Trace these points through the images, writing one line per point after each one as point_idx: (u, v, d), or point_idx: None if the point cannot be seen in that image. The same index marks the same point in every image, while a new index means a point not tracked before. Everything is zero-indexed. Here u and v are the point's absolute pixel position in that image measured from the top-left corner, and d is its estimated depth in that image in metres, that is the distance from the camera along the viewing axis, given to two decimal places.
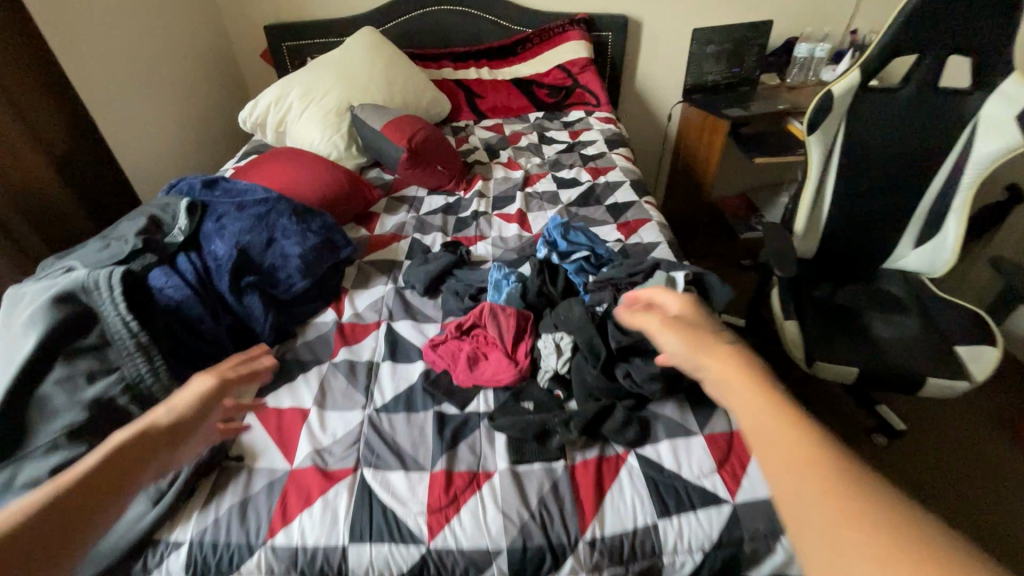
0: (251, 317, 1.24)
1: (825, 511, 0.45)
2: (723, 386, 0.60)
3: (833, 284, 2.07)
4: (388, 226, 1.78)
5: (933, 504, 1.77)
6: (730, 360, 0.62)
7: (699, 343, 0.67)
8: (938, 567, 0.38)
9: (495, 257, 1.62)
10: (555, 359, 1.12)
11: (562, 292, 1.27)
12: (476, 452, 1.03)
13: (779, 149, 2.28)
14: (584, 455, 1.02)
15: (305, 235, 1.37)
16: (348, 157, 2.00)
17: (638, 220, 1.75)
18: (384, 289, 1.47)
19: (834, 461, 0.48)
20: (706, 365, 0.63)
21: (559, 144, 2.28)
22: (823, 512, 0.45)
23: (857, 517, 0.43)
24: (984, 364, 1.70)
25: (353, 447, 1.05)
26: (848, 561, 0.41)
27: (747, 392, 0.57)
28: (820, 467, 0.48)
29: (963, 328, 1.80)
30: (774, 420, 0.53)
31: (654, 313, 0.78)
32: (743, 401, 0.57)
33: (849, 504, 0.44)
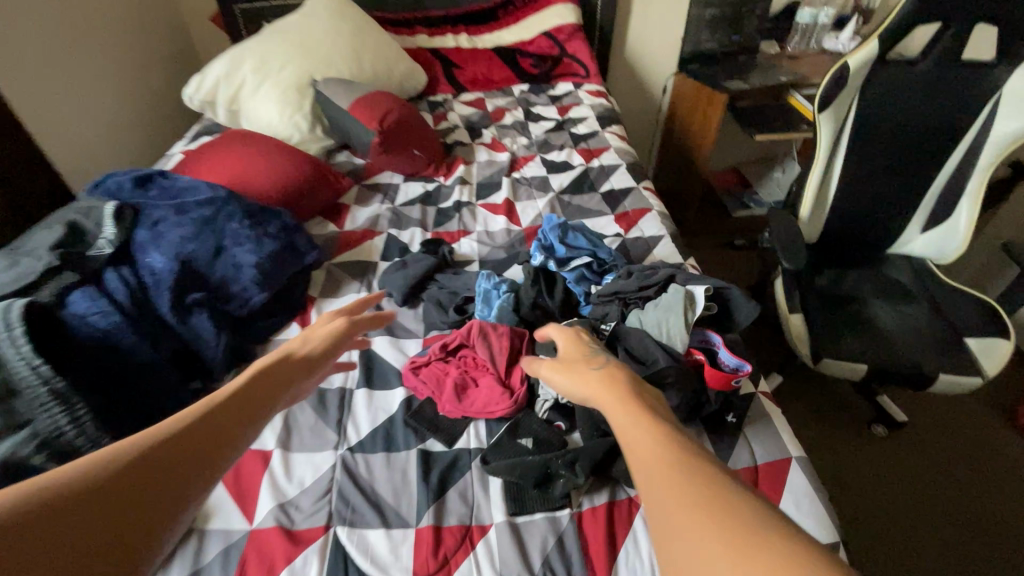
0: (199, 340, 1.07)
1: (666, 495, 0.46)
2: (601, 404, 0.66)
3: (836, 270, 1.85)
4: (360, 220, 1.58)
5: (943, 509, 1.65)
6: (607, 384, 0.68)
7: (580, 371, 0.73)
8: (747, 546, 0.40)
9: (481, 257, 1.45)
10: (556, 387, 1.00)
11: (560, 305, 1.11)
12: (468, 500, 0.90)
13: (782, 126, 2.13)
14: (592, 502, 0.89)
15: (259, 240, 1.17)
16: (312, 140, 1.79)
17: (637, 210, 1.60)
18: (356, 298, 1.30)
19: (683, 453, 0.50)
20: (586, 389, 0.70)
21: (547, 122, 2.09)
22: (665, 496, 0.46)
23: (701, 502, 0.44)
24: (997, 359, 1.50)
25: (325, 499, 0.90)
26: (680, 543, 0.42)
27: (639, 424, 0.56)
28: (671, 456, 0.50)
29: (974, 318, 1.58)
30: (636, 424, 0.57)
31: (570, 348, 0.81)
32: (615, 411, 0.62)
33: (690, 488, 0.45)
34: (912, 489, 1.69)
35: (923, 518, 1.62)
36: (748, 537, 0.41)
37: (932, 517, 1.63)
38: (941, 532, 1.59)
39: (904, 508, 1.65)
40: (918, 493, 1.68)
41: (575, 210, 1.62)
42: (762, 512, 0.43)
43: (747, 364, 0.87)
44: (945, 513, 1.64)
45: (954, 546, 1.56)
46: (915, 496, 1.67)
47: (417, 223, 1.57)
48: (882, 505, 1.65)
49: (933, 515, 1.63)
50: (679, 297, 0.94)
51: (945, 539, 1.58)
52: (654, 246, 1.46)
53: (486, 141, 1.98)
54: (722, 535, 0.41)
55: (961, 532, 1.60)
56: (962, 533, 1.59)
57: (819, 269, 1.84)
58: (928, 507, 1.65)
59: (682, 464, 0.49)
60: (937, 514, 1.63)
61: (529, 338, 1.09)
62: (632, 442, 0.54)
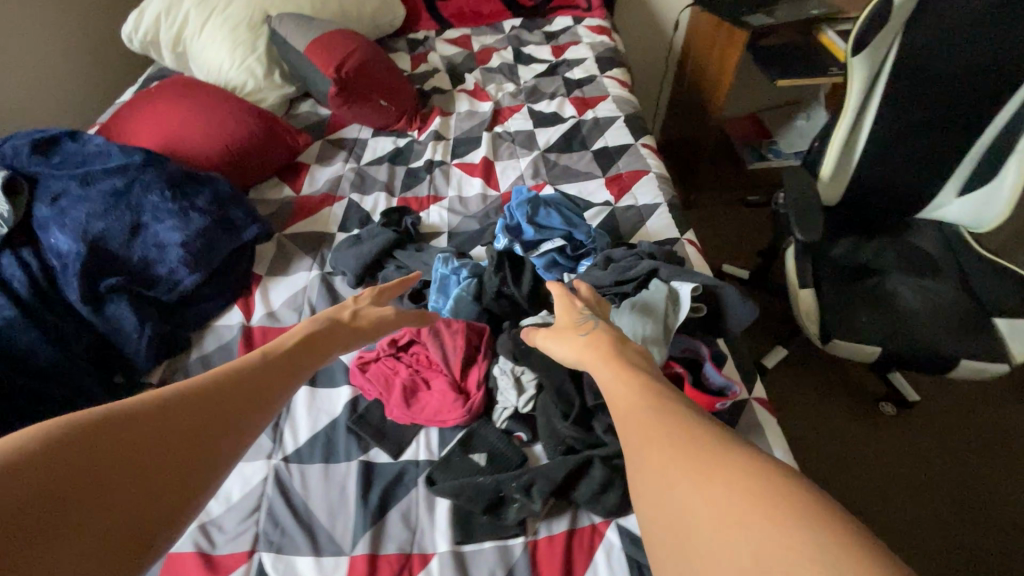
0: (120, 331, 0.95)
1: (682, 477, 0.45)
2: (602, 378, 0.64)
3: (861, 238, 1.55)
4: (319, 182, 1.41)
5: (951, 506, 1.41)
6: (603, 360, 0.66)
7: (577, 346, 0.71)
8: (780, 520, 0.39)
9: (452, 228, 1.30)
10: (515, 395, 0.86)
11: (527, 295, 0.97)
12: (411, 524, 0.80)
13: (808, 69, 1.86)
14: (550, 529, 0.78)
15: (184, 215, 1.04)
16: (271, 87, 1.57)
17: (632, 173, 1.40)
18: (306, 277, 1.16)
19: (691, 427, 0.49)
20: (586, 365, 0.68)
21: (539, 65, 1.84)
22: (681, 477, 0.45)
23: (722, 480, 0.43)
24: None
25: (252, 519, 0.81)
26: (706, 531, 0.41)
27: (625, 386, 0.59)
28: (679, 433, 0.49)
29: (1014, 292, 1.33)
30: (639, 401, 0.56)
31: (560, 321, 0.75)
32: (618, 387, 0.60)
33: (706, 467, 0.45)
34: (916, 484, 1.45)
35: (928, 520, 1.39)
36: (712, 455, 0.46)
37: (938, 517, 1.39)
38: (948, 536, 1.36)
39: (907, 509, 1.41)
40: (922, 489, 1.44)
41: (561, 172, 1.43)
42: (769, 471, 0.43)
43: (736, 387, 0.72)
44: (954, 511, 1.40)
45: (964, 553, 1.33)
46: (919, 493, 1.43)
47: (382, 187, 1.39)
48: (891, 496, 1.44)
49: (939, 514, 1.40)
50: (660, 298, 0.80)
51: (953, 544, 1.35)
52: (647, 217, 1.28)
53: (469, 88, 1.75)
54: (691, 457, 0.46)
55: (972, 534, 1.37)
56: (973, 536, 1.36)
57: (838, 237, 1.56)
58: (934, 506, 1.41)
59: (651, 406, 0.54)
60: (943, 514, 1.40)
61: (490, 334, 0.95)
62: (621, 406, 0.57)
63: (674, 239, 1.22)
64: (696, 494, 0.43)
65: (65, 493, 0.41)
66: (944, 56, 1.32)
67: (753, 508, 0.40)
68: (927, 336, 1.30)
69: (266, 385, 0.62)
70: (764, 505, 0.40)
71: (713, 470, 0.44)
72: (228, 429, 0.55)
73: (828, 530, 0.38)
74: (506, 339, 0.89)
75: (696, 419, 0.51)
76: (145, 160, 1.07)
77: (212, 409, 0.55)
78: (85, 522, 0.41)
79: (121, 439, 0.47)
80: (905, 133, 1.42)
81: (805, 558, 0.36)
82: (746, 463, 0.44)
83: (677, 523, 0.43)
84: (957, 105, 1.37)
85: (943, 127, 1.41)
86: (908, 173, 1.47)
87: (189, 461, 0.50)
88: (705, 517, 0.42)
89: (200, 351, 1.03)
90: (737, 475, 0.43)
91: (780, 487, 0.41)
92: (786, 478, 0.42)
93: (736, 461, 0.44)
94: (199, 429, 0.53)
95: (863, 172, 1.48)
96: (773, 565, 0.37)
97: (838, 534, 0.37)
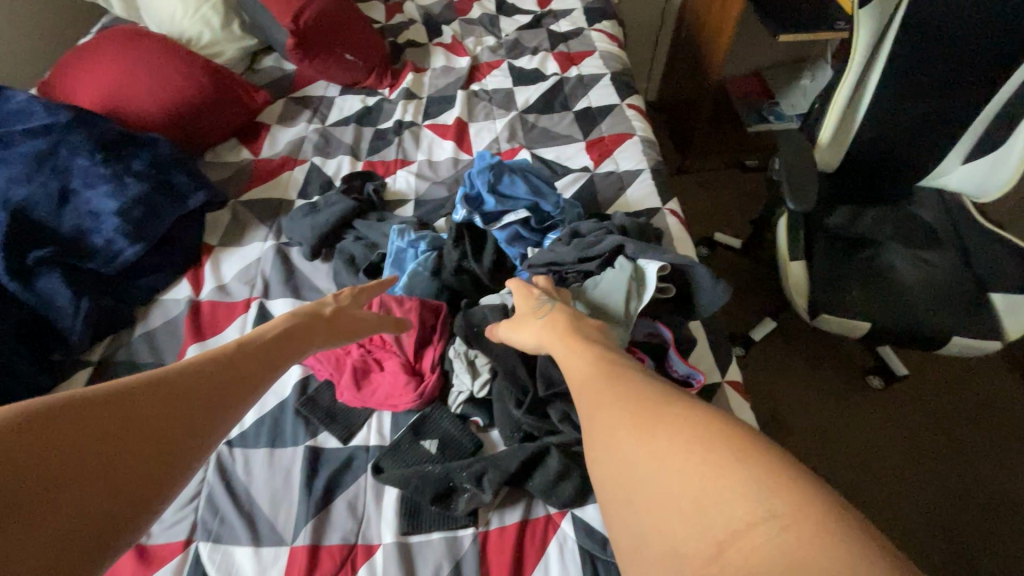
0: (53, 306, 0.89)
1: (638, 441, 0.41)
2: (562, 351, 0.59)
3: (853, 209, 1.47)
4: (280, 143, 1.32)
5: (927, 484, 1.37)
6: (563, 337, 0.61)
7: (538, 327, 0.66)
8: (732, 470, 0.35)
9: (419, 195, 1.22)
10: (469, 379, 0.81)
11: (489, 271, 0.90)
12: (357, 514, 0.76)
13: (812, 22, 1.72)
14: (502, 520, 0.74)
15: (120, 181, 0.98)
16: (229, 39, 1.45)
17: (615, 137, 1.31)
18: (260, 248, 1.09)
19: (647, 391, 0.45)
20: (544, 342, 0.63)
21: (523, 16, 1.70)
22: (636, 440, 0.41)
23: (679, 433, 0.39)
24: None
25: (191, 506, 0.77)
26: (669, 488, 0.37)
27: (583, 362, 0.54)
28: (635, 397, 0.45)
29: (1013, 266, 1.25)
30: (597, 375, 0.51)
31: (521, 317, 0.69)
32: (580, 361, 0.56)
33: (662, 425, 0.41)
34: (893, 461, 1.41)
35: (902, 497, 1.35)
36: (667, 410, 0.42)
37: (913, 495, 1.35)
38: (921, 514, 1.33)
39: (882, 486, 1.37)
40: (899, 465, 1.40)
41: (539, 135, 1.34)
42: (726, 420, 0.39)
43: (701, 374, 0.70)
44: (930, 489, 1.36)
45: (936, 531, 1.30)
46: (895, 470, 1.39)
47: (346, 150, 1.30)
48: (875, 474, 1.39)
49: (914, 492, 1.36)
50: (623, 278, 0.73)
51: (925, 521, 1.31)
52: (627, 184, 1.20)
53: (446, 42, 1.62)
54: (635, 411, 0.43)
55: (946, 512, 1.33)
56: (948, 515, 1.33)
57: (835, 205, 1.47)
58: (910, 484, 1.37)
59: (604, 370, 0.51)
60: (918, 491, 1.36)
61: (447, 312, 0.89)
62: (579, 382, 0.53)
63: (655, 209, 1.14)
64: (638, 443, 0.41)
65: (31, 492, 0.37)
66: (958, 7, 1.20)
67: (699, 453, 0.37)
68: (916, 312, 1.24)
69: (252, 371, 0.58)
70: (705, 447, 0.37)
71: (652, 421, 0.41)
72: (212, 408, 0.51)
73: (766, 466, 0.35)
74: (461, 320, 0.83)
75: (653, 382, 0.47)
76: (73, 121, 1.01)
77: (196, 388, 0.51)
78: (49, 514, 0.37)
79: (92, 423, 0.43)
80: (911, 93, 1.31)
81: (745, 497, 0.34)
82: (689, 410, 0.41)
83: (620, 477, 0.40)
84: (969, 63, 1.26)
85: (952, 87, 1.30)
86: (912, 137, 1.37)
87: (167, 450, 0.46)
88: (650, 471, 0.39)
89: (145, 327, 0.97)
90: (682, 421, 0.40)
91: (722, 429, 0.38)
92: (740, 426, 0.39)
93: (681, 410, 0.42)
94: (178, 412, 0.48)
95: (864, 137, 1.39)
96: (714, 506, 0.34)
97: (777, 479, 0.34)
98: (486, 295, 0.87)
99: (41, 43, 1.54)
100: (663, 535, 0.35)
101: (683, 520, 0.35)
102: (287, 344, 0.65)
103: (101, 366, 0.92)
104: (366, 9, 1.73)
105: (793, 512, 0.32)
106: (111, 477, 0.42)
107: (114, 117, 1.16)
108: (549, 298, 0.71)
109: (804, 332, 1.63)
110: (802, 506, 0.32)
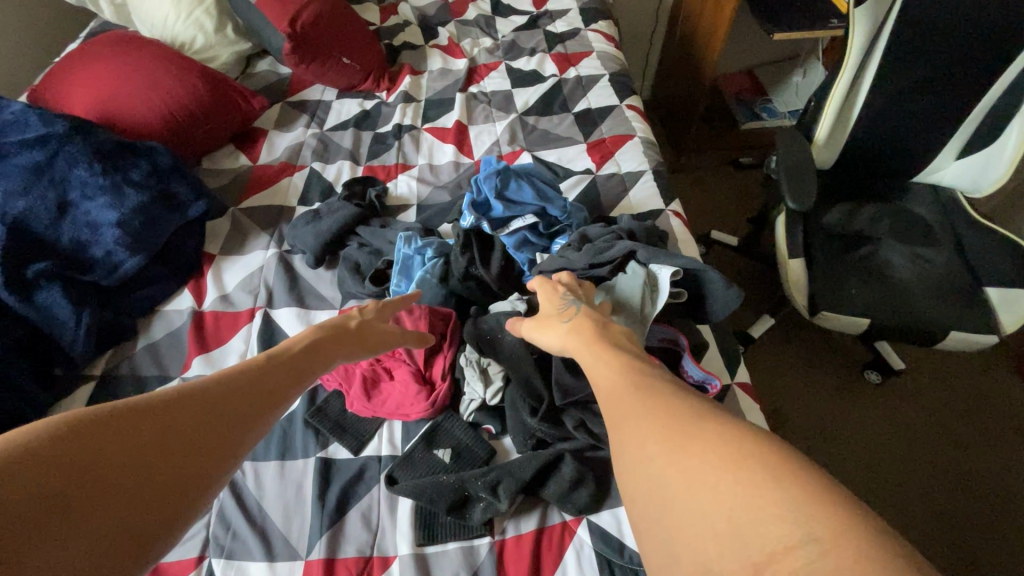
0: (54, 321, 0.87)
1: (671, 459, 0.40)
2: (589, 361, 0.59)
3: (852, 203, 1.48)
4: (279, 149, 1.30)
5: (928, 478, 1.39)
6: (590, 343, 0.61)
7: (563, 330, 0.65)
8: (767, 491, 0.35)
9: (421, 200, 1.21)
10: (481, 388, 0.81)
11: (498, 276, 0.90)
12: (371, 525, 0.75)
13: (806, 20, 1.72)
14: (518, 528, 0.74)
15: (118, 191, 0.96)
16: (223, 43, 1.43)
17: (615, 138, 1.31)
18: (262, 256, 1.07)
19: (679, 407, 0.45)
20: (571, 348, 0.63)
21: (519, 17, 1.69)
22: (669, 458, 0.41)
23: (712, 451, 0.39)
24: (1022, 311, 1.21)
25: (202, 521, 0.76)
26: (702, 507, 0.36)
27: (612, 373, 0.54)
28: (667, 413, 0.45)
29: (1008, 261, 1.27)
30: (625, 388, 0.51)
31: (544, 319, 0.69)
32: (607, 371, 0.55)
33: (696, 443, 0.40)
34: (895, 455, 1.42)
35: (903, 492, 1.37)
36: (700, 427, 0.42)
37: (914, 489, 1.37)
38: (922, 508, 1.34)
39: (884, 480, 1.38)
40: (900, 460, 1.41)
41: (540, 137, 1.33)
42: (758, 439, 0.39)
43: (717, 379, 0.70)
44: (931, 484, 1.38)
45: (937, 524, 1.32)
46: (897, 464, 1.41)
47: (346, 155, 1.29)
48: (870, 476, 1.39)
49: (915, 487, 1.37)
50: (636, 288, 0.74)
51: (926, 515, 1.33)
52: (630, 186, 1.20)
53: (443, 44, 1.61)
54: (664, 427, 0.43)
55: (947, 507, 1.34)
56: (949, 509, 1.34)
57: (832, 202, 1.48)
58: (911, 478, 1.39)
59: (633, 381, 0.51)
60: (919, 485, 1.37)
61: (456, 320, 0.89)
62: (607, 394, 0.52)
63: (658, 210, 1.14)
64: (670, 459, 0.40)
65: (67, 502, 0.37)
66: (953, 5, 1.21)
67: (733, 473, 0.37)
68: (914, 308, 1.25)
69: (280, 383, 0.57)
70: (737, 466, 0.37)
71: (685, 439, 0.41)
72: (241, 420, 0.50)
73: (802, 488, 0.35)
74: (471, 328, 0.82)
75: (684, 397, 0.47)
76: (68, 131, 0.99)
77: (225, 399, 0.51)
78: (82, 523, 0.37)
79: (126, 432, 0.42)
80: (907, 91, 1.32)
81: (778, 517, 0.33)
82: (721, 427, 0.41)
83: (651, 494, 0.40)
84: (964, 61, 1.27)
85: (947, 84, 1.31)
86: (908, 135, 1.38)
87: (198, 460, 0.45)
88: (683, 489, 0.38)
89: (147, 339, 0.96)
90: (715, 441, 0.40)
91: (756, 449, 0.38)
92: (773, 445, 0.38)
93: (715, 426, 0.41)
94: (209, 422, 0.48)
95: (860, 135, 1.40)
96: (750, 526, 0.34)
97: (812, 502, 0.33)
98: (495, 303, 0.87)
99: (31, 49, 1.51)
100: (696, 552, 0.35)
101: (717, 540, 0.34)
102: (316, 354, 0.65)
103: (103, 380, 0.90)
104: (360, 11, 1.71)
105: (832, 537, 0.31)
106: (144, 486, 0.41)
107: (111, 127, 1.14)
108: (574, 298, 0.71)
109: (804, 329, 1.64)
110: (842, 530, 0.32)
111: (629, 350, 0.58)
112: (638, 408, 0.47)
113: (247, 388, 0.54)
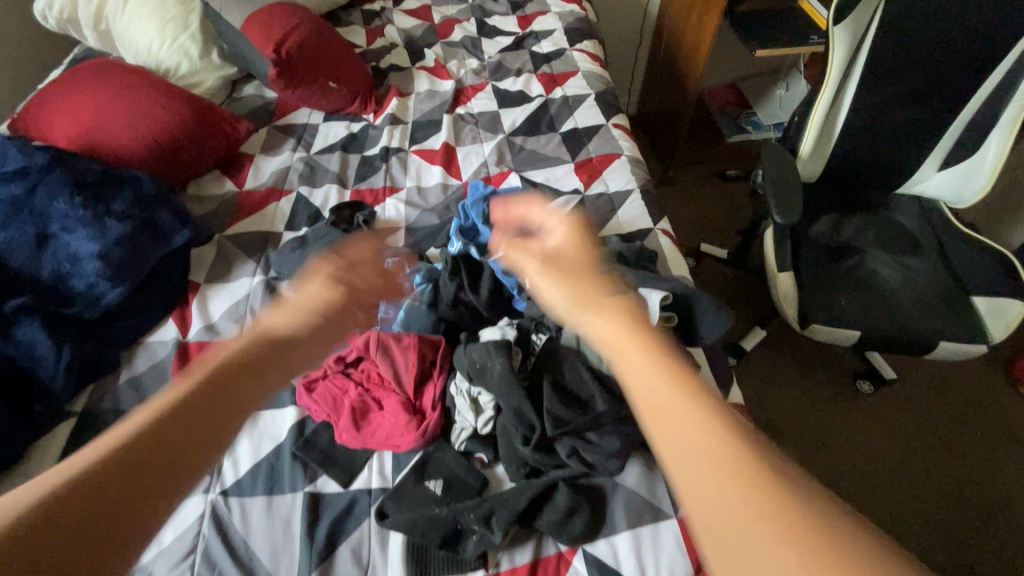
0: (33, 357, 0.85)
1: (742, 528, 0.33)
2: (614, 347, 0.48)
3: (839, 215, 1.47)
4: (265, 174, 1.30)
5: (922, 487, 1.38)
6: (621, 318, 0.50)
7: (589, 298, 0.53)
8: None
9: (409, 222, 1.20)
10: (472, 416, 0.80)
11: (487, 302, 0.90)
12: (362, 562, 0.73)
13: (786, 37, 1.75)
14: (513, 561, 0.72)
15: (100, 223, 0.95)
16: (209, 69, 1.43)
17: (602, 157, 1.31)
18: (248, 283, 1.06)
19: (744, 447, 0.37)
20: (594, 315, 0.51)
21: (505, 38, 1.71)
22: (740, 526, 0.33)
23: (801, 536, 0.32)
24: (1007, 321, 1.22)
25: (185, 563, 0.73)
26: None
27: (649, 370, 0.44)
28: (732, 459, 0.37)
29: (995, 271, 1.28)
30: (670, 396, 0.41)
31: (573, 280, 0.57)
32: (638, 366, 0.45)
33: (780, 516, 0.33)
34: (887, 465, 1.42)
35: (898, 501, 1.36)
36: (776, 491, 0.34)
37: (908, 499, 1.36)
38: (917, 517, 1.33)
39: (878, 490, 1.37)
40: (893, 469, 1.41)
41: (527, 157, 1.34)
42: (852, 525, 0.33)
43: None
44: (925, 493, 1.37)
45: (932, 534, 1.31)
46: (890, 474, 1.40)
47: (333, 178, 1.28)
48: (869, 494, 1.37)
49: (909, 496, 1.37)
50: None
51: (922, 525, 1.32)
52: (618, 206, 1.20)
53: (429, 65, 1.62)
54: (728, 473, 0.36)
55: (942, 515, 1.34)
56: (944, 518, 1.34)
57: (819, 214, 1.47)
58: (905, 488, 1.38)
59: (683, 391, 0.41)
60: (913, 494, 1.37)
61: (446, 346, 0.88)
62: (644, 402, 0.42)
63: (646, 229, 1.14)
64: (740, 531, 0.33)
65: None
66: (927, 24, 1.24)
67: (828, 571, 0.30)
68: (903, 318, 1.25)
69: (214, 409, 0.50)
70: (828, 558, 0.31)
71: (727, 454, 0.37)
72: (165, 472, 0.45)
73: None
74: (460, 359, 0.81)
75: (741, 430, 0.39)
76: (51, 162, 0.98)
77: (144, 455, 0.45)
78: None
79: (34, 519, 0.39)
80: (887, 106, 1.34)
81: None
82: (797, 494, 0.34)
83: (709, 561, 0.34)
84: (940, 76, 1.30)
85: (925, 100, 1.33)
86: (890, 149, 1.40)
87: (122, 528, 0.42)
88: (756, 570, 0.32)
89: (130, 373, 0.94)
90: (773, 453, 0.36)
91: (852, 542, 0.32)
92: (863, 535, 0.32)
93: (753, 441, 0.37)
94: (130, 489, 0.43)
95: (843, 150, 1.42)
96: None
97: None
98: (485, 329, 0.86)
99: (14, 77, 1.50)
100: None
101: None
102: (257, 365, 0.56)
103: (84, 416, 0.88)
104: (346, 33, 1.72)
105: None
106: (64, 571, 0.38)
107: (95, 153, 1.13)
108: (604, 269, 0.60)
109: (795, 340, 1.64)
110: None
111: (663, 338, 0.47)
112: (695, 439, 0.38)
113: (174, 435, 0.47)
